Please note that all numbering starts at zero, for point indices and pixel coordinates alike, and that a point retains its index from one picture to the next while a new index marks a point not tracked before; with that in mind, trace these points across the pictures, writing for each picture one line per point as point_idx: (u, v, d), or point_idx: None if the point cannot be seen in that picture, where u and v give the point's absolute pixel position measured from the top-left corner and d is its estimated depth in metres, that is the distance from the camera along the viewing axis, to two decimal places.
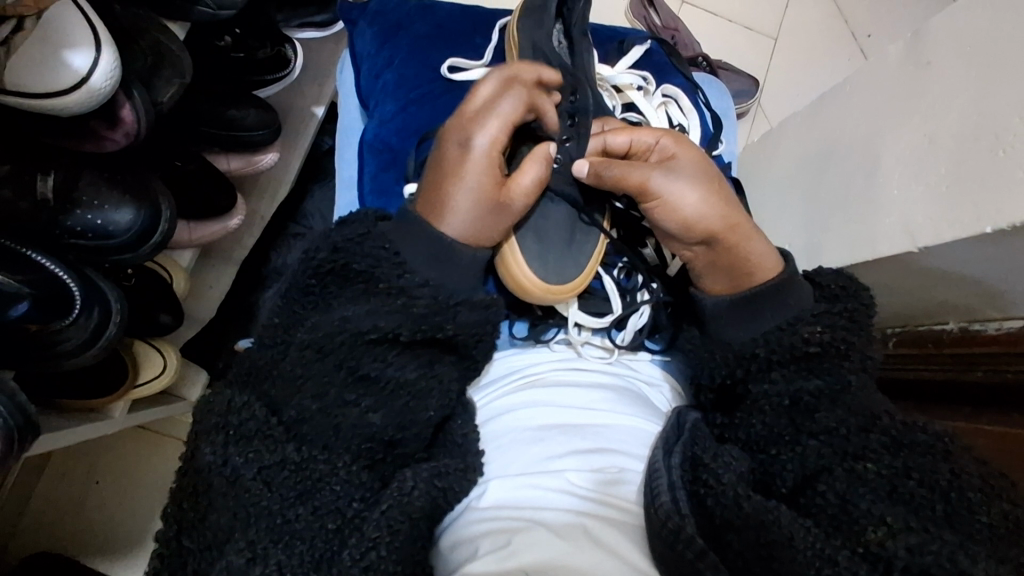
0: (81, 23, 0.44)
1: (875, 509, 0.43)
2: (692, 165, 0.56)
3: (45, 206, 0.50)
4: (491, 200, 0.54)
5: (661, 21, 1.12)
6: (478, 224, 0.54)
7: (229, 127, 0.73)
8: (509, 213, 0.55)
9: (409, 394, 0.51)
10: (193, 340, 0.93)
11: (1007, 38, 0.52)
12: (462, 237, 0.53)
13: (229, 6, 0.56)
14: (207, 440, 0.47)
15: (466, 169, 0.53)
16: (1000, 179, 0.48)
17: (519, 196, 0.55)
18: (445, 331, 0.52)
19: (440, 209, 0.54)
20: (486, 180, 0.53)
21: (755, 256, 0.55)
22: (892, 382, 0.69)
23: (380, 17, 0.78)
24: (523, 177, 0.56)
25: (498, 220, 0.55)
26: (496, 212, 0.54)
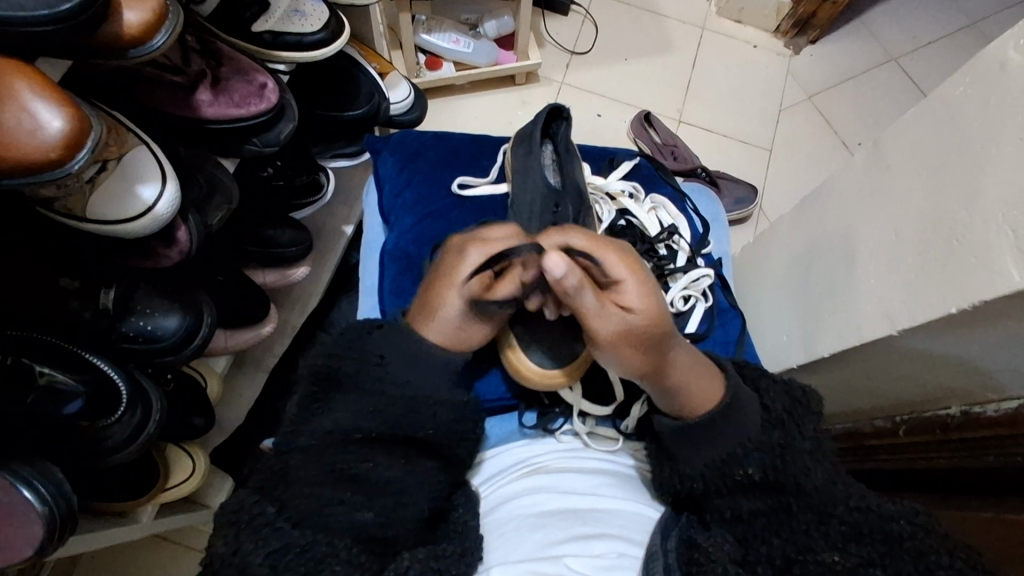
0: (151, 161, 0.53)
1: None
2: (634, 289, 0.57)
3: (104, 315, 0.57)
4: (465, 314, 0.60)
5: (659, 139, 1.24)
6: (455, 332, 0.61)
7: (267, 246, 0.82)
8: (484, 317, 0.61)
9: (408, 483, 0.54)
10: (221, 446, 0.97)
11: (947, 140, 0.57)
12: (441, 342, 0.60)
13: (273, 144, 0.66)
14: (222, 533, 0.49)
15: (449, 288, 0.60)
16: (959, 266, 0.52)
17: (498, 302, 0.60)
18: (425, 432, 0.56)
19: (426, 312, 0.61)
20: (466, 283, 0.60)
21: (693, 390, 0.57)
22: (909, 473, 0.66)
23: (401, 146, 0.88)
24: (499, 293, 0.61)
25: (473, 328, 0.61)
26: (469, 322, 0.61)
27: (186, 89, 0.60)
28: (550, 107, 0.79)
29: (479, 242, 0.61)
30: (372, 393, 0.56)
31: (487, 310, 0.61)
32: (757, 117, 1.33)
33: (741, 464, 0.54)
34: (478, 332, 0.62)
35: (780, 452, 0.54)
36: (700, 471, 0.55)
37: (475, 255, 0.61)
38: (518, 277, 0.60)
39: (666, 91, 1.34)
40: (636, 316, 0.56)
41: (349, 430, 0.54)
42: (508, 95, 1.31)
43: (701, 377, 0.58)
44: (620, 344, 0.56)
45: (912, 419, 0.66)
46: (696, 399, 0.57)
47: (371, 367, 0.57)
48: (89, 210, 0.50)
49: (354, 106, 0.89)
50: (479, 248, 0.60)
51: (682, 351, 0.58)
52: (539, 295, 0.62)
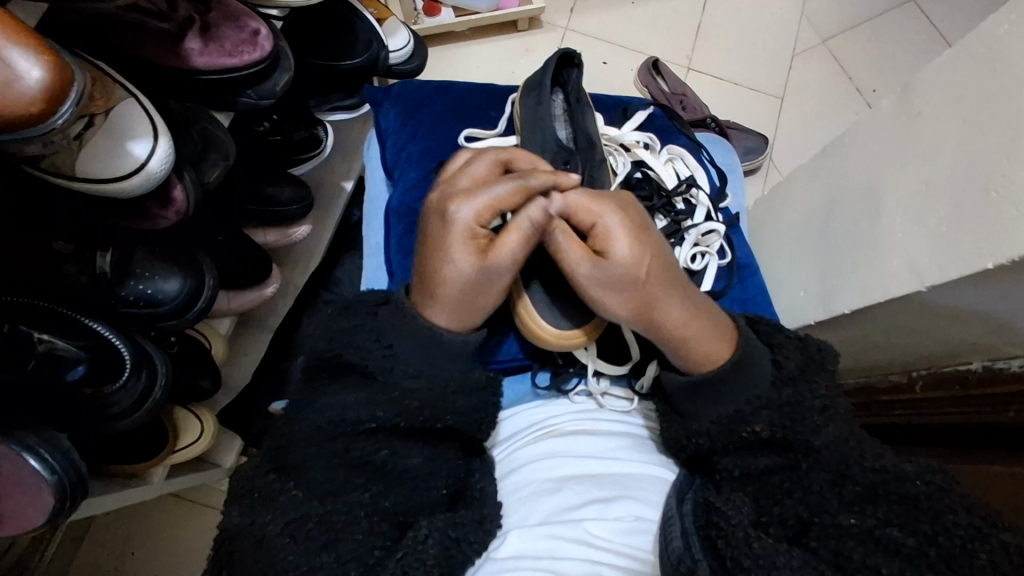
0: (141, 116, 0.50)
1: (873, 559, 0.43)
2: (620, 236, 0.55)
3: (102, 279, 0.55)
4: (471, 278, 0.54)
5: (669, 87, 1.18)
6: (460, 309, 0.56)
7: (267, 204, 0.79)
8: (487, 284, 0.56)
9: (432, 462, 0.53)
10: (230, 407, 0.96)
11: (987, 83, 0.54)
12: (450, 324, 0.57)
13: (268, 97, 0.63)
14: (236, 502, 0.50)
15: (449, 249, 0.55)
16: (994, 220, 0.50)
17: (513, 249, 0.55)
18: (441, 402, 0.54)
19: (430, 298, 0.56)
20: (469, 253, 0.55)
21: (697, 344, 0.57)
22: (918, 431, 0.65)
23: (402, 97, 0.85)
24: (501, 246, 0.55)
25: (477, 300, 0.56)
26: (475, 287, 0.55)
27: (173, 37, 0.55)
28: (560, 53, 0.76)
29: (474, 193, 0.55)
30: (395, 377, 0.54)
31: (499, 268, 0.55)
32: (770, 63, 1.27)
33: (750, 424, 0.53)
34: (489, 297, 0.57)
35: (805, 418, 0.53)
36: (707, 429, 0.55)
37: (466, 210, 0.55)
38: (525, 219, 0.55)
39: (675, 37, 1.28)
40: (625, 259, 0.55)
41: (370, 401, 0.53)
42: (510, 42, 1.25)
43: (703, 330, 0.57)
44: (625, 302, 0.56)
45: (929, 375, 0.65)
46: (700, 348, 0.57)
47: (370, 346, 0.55)
48: (78, 167, 0.48)
49: (352, 55, 0.85)
50: (469, 201, 0.55)
51: (683, 292, 0.57)
52: (536, 236, 0.56)
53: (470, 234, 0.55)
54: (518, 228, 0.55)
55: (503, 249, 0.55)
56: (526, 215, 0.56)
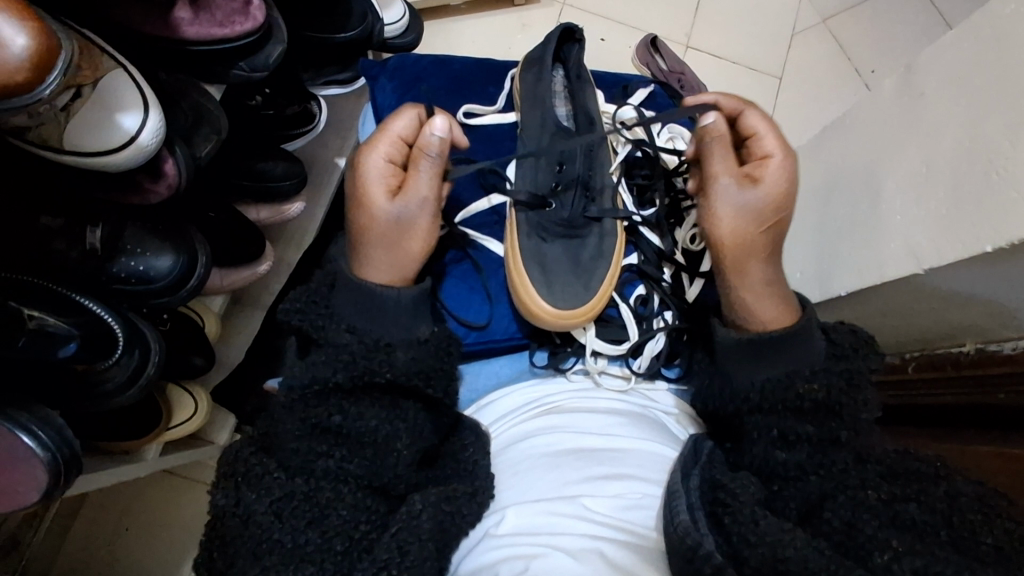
0: (130, 87, 0.48)
1: (881, 534, 0.44)
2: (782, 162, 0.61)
3: (92, 255, 0.54)
4: (384, 216, 0.60)
5: (666, 65, 1.16)
6: (388, 263, 0.60)
7: (261, 180, 0.78)
8: (406, 223, 0.60)
9: (398, 428, 0.52)
10: (223, 384, 0.96)
11: (993, 62, 0.53)
12: (384, 278, 0.59)
13: (261, 69, 0.61)
14: (220, 485, 0.50)
15: (366, 191, 0.60)
16: (997, 201, 0.50)
17: (373, 193, 0.60)
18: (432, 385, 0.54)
19: (358, 240, 0.60)
20: (381, 192, 0.60)
21: (772, 311, 0.58)
22: (903, 409, 0.67)
23: (399, 72, 0.83)
24: (415, 183, 0.60)
25: (399, 252, 0.60)
26: (389, 225, 0.60)
27: (161, 7, 0.53)
28: (562, 27, 0.75)
29: (377, 141, 0.61)
30: (373, 347, 0.54)
31: (413, 210, 0.60)
32: (770, 42, 1.26)
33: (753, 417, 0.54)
34: (415, 247, 0.61)
35: (800, 410, 0.53)
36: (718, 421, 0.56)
37: (375, 158, 0.61)
38: (421, 156, 0.60)
39: (675, 13, 1.26)
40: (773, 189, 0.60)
41: (357, 373, 0.52)
42: (508, 16, 1.23)
43: (776, 300, 0.59)
44: (726, 229, 0.60)
45: (922, 357, 0.66)
46: (760, 313, 0.59)
47: (346, 316, 0.56)
48: (66, 141, 0.46)
49: (347, 28, 0.83)
50: (376, 150, 0.61)
51: (772, 261, 0.61)
52: (438, 172, 0.60)
53: (379, 172, 0.61)
54: (421, 165, 0.60)
55: (411, 188, 0.60)
56: (423, 148, 0.60)
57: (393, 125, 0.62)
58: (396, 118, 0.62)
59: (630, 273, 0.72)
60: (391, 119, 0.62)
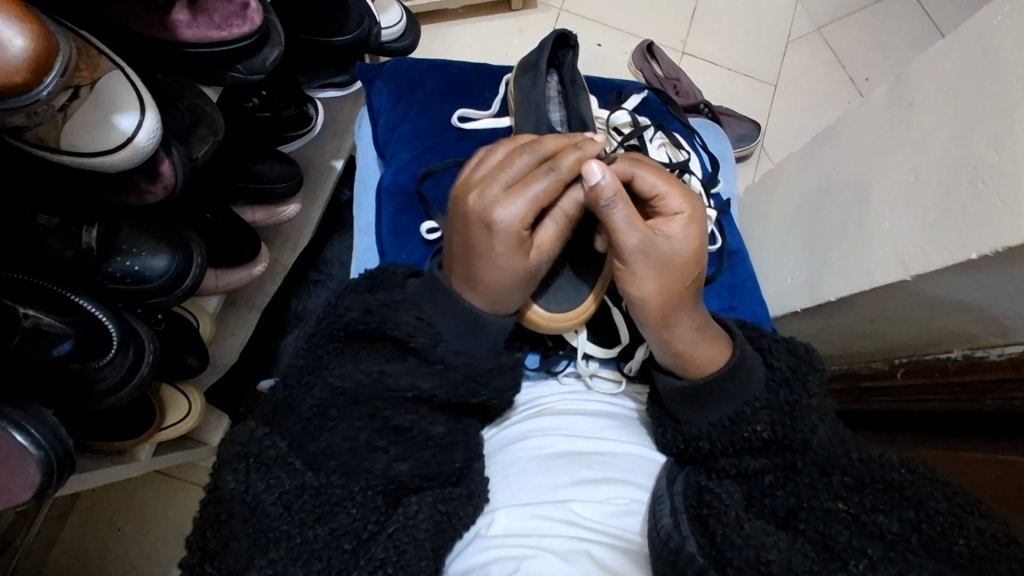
0: (128, 89, 0.49)
1: (855, 541, 0.45)
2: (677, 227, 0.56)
3: (88, 254, 0.55)
4: (514, 274, 0.55)
5: (662, 71, 1.17)
6: (502, 301, 0.57)
7: (256, 181, 0.78)
8: (533, 274, 0.56)
9: (393, 428, 0.53)
10: (216, 384, 0.96)
11: (977, 74, 0.54)
12: (489, 309, 0.57)
13: (259, 72, 0.62)
14: (230, 470, 0.50)
15: (495, 247, 0.54)
16: (982, 210, 0.50)
17: (505, 251, 0.54)
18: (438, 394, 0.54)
19: (470, 283, 0.56)
20: (510, 249, 0.54)
21: (705, 356, 0.56)
22: (887, 415, 0.68)
23: (396, 75, 0.84)
24: (542, 236, 0.57)
25: (519, 294, 0.57)
26: (520, 280, 0.56)
27: (160, 8, 0.54)
28: (557, 34, 0.77)
29: (515, 197, 0.53)
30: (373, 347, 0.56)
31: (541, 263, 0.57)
32: (763, 49, 1.27)
33: (750, 424, 0.53)
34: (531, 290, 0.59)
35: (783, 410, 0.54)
36: (708, 430, 0.54)
37: (509, 213, 0.53)
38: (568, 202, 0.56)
39: (670, 20, 1.27)
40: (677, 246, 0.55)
41: (375, 382, 0.53)
42: (504, 21, 1.24)
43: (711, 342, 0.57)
44: (680, 259, 0.56)
45: (912, 363, 0.66)
46: (696, 356, 0.56)
47: (373, 321, 0.56)
48: (63, 140, 0.47)
49: (343, 31, 0.84)
50: (514, 207, 0.53)
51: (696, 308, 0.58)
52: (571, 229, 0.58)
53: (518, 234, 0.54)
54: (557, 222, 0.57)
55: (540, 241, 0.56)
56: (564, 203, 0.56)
57: (535, 184, 0.54)
58: (540, 178, 0.54)
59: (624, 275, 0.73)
60: (535, 179, 0.54)
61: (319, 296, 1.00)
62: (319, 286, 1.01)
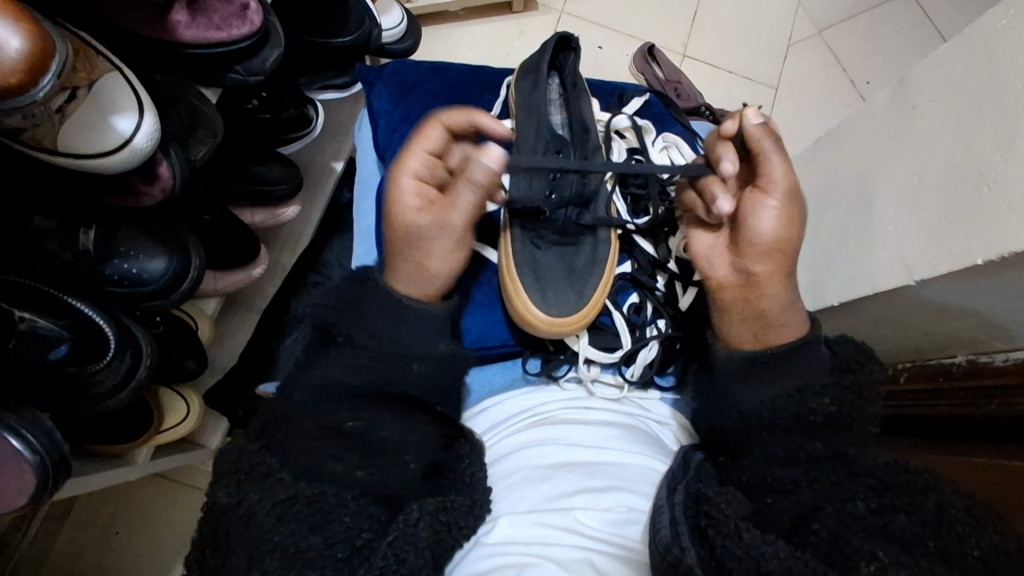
0: (127, 91, 0.48)
1: (867, 545, 0.44)
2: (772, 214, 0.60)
3: (85, 257, 0.55)
4: (411, 232, 0.62)
5: (664, 74, 1.16)
6: (427, 278, 0.62)
7: (256, 183, 0.77)
8: (416, 247, 0.63)
9: None
10: (216, 389, 0.95)
11: (982, 78, 0.54)
12: (419, 290, 0.62)
13: (258, 73, 0.61)
14: (227, 481, 0.49)
15: (398, 206, 0.63)
16: (986, 215, 0.50)
17: (410, 214, 0.62)
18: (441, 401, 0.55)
19: (409, 249, 0.62)
20: (410, 208, 0.62)
21: (784, 316, 0.59)
22: (892, 420, 0.68)
23: (396, 77, 0.83)
24: (459, 197, 0.63)
25: (436, 269, 0.63)
26: (422, 253, 0.63)
27: (158, 9, 0.53)
28: (558, 36, 0.76)
29: (409, 156, 0.63)
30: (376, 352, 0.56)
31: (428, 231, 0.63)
32: (764, 51, 1.27)
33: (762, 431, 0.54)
34: (447, 258, 0.64)
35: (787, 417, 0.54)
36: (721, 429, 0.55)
37: (408, 174, 0.63)
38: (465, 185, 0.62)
39: (671, 23, 1.27)
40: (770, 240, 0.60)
41: None
42: (505, 23, 1.23)
43: (787, 317, 0.59)
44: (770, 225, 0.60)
45: (914, 368, 0.66)
46: (782, 318, 0.60)
47: None
48: (60, 141, 0.46)
49: (343, 33, 0.84)
50: (407, 166, 0.63)
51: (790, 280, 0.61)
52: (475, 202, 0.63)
53: (411, 190, 0.63)
54: (461, 200, 0.63)
55: (442, 212, 0.63)
56: (468, 180, 0.62)
57: (426, 140, 0.64)
58: (427, 133, 0.64)
59: (624, 280, 0.73)
60: (424, 132, 0.64)
61: (319, 298, 1.00)
62: (319, 288, 1.00)
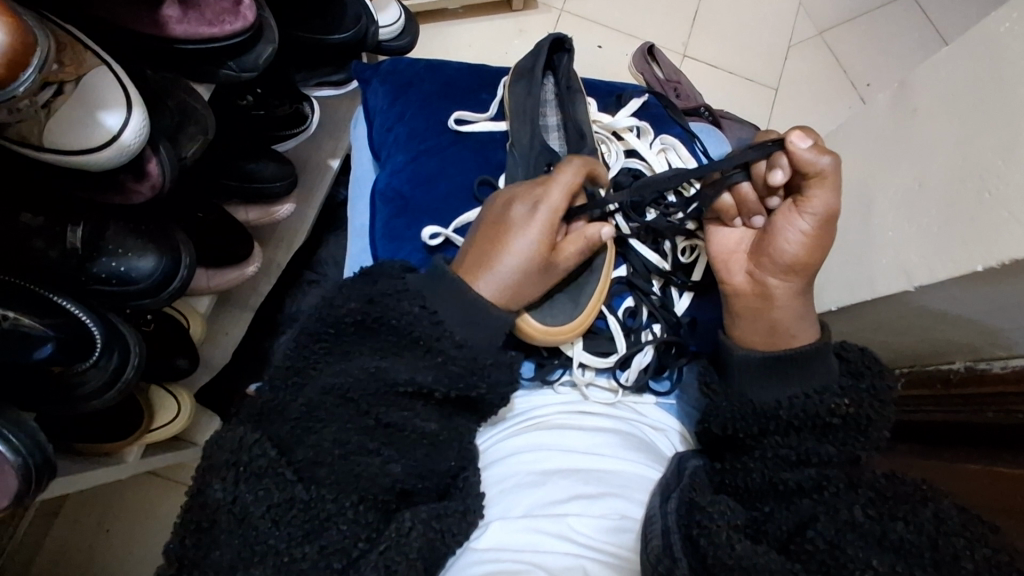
0: (113, 86, 0.47)
1: (861, 555, 0.43)
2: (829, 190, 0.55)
3: (73, 254, 0.54)
4: (534, 262, 0.56)
5: (662, 74, 1.15)
6: (512, 292, 0.57)
7: (247, 180, 0.77)
8: (545, 274, 0.58)
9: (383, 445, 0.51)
10: (207, 386, 0.94)
11: (985, 82, 0.53)
12: (497, 299, 0.56)
13: (251, 70, 0.60)
14: (215, 478, 0.48)
15: (527, 231, 0.56)
16: (988, 219, 0.49)
17: (539, 239, 0.56)
18: (478, 390, 0.53)
19: (490, 263, 0.56)
20: (544, 243, 0.57)
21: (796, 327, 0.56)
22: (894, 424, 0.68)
23: (392, 75, 0.83)
24: (568, 250, 0.60)
25: (531, 289, 0.58)
26: (534, 279, 0.57)
27: (149, 4, 0.53)
28: (551, 37, 0.76)
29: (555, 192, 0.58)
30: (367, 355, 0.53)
31: (552, 272, 0.59)
32: (764, 52, 1.26)
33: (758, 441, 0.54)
34: (535, 285, 0.58)
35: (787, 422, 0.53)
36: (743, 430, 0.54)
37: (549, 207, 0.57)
38: (585, 239, 0.60)
39: (671, 22, 1.26)
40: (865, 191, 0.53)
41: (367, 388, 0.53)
42: (504, 22, 1.23)
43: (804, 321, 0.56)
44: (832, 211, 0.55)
45: (912, 374, 0.67)
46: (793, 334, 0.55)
47: None
48: (46, 137, 0.45)
49: (340, 29, 0.83)
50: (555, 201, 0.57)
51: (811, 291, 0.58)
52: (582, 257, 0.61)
53: (550, 224, 0.57)
54: (581, 240, 0.60)
55: (563, 253, 0.59)
56: (587, 234, 0.60)
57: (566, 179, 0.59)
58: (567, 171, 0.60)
59: (620, 284, 0.70)
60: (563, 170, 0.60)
61: (314, 296, 0.99)
62: (314, 286, 1.00)
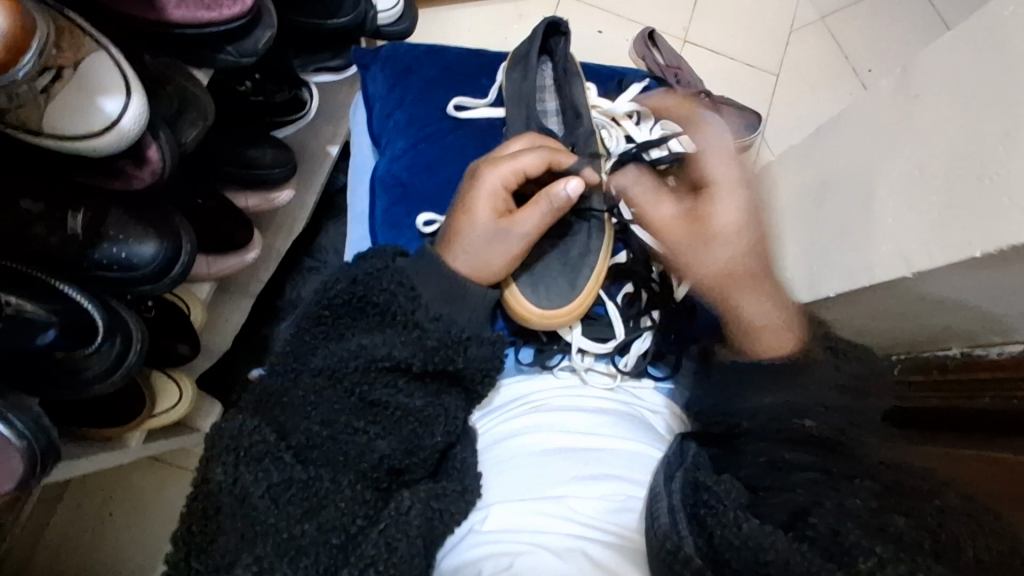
0: (112, 70, 0.47)
1: (865, 543, 0.42)
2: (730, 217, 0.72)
3: (74, 241, 0.54)
4: (483, 231, 0.59)
5: (663, 60, 1.14)
6: (481, 264, 0.59)
7: (248, 166, 0.76)
8: (506, 239, 0.59)
9: (383, 428, 0.52)
10: (208, 371, 0.95)
11: (989, 64, 0.51)
12: (470, 273, 0.59)
13: (251, 55, 0.60)
14: (218, 461, 0.49)
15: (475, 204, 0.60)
16: (990, 207, 0.48)
17: (483, 208, 0.60)
18: (456, 364, 0.54)
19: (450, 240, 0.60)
20: (489, 210, 0.60)
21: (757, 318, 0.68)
22: None
23: (391, 61, 0.82)
24: (528, 214, 0.60)
25: (496, 253, 0.59)
26: (494, 246, 0.59)
27: None
28: (545, 22, 0.76)
29: (500, 164, 0.61)
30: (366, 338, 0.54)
31: (513, 235, 0.59)
32: (766, 37, 1.25)
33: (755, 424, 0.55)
34: (501, 254, 0.60)
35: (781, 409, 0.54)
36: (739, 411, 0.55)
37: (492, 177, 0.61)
38: (543, 198, 0.60)
39: (672, 7, 1.25)
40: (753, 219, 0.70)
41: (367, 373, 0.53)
42: (504, 7, 1.22)
43: (782, 329, 0.67)
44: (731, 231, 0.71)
45: (908, 360, 0.65)
46: (771, 341, 0.66)
47: (367, 311, 0.56)
48: (45, 123, 0.45)
49: (338, 14, 0.82)
50: (496, 169, 0.61)
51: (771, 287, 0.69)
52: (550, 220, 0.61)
53: (493, 192, 0.61)
54: (540, 200, 0.60)
55: (521, 218, 0.60)
56: (548, 195, 0.60)
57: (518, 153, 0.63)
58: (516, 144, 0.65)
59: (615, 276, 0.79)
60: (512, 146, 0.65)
61: (314, 282, 1.00)
62: (314, 273, 1.00)
